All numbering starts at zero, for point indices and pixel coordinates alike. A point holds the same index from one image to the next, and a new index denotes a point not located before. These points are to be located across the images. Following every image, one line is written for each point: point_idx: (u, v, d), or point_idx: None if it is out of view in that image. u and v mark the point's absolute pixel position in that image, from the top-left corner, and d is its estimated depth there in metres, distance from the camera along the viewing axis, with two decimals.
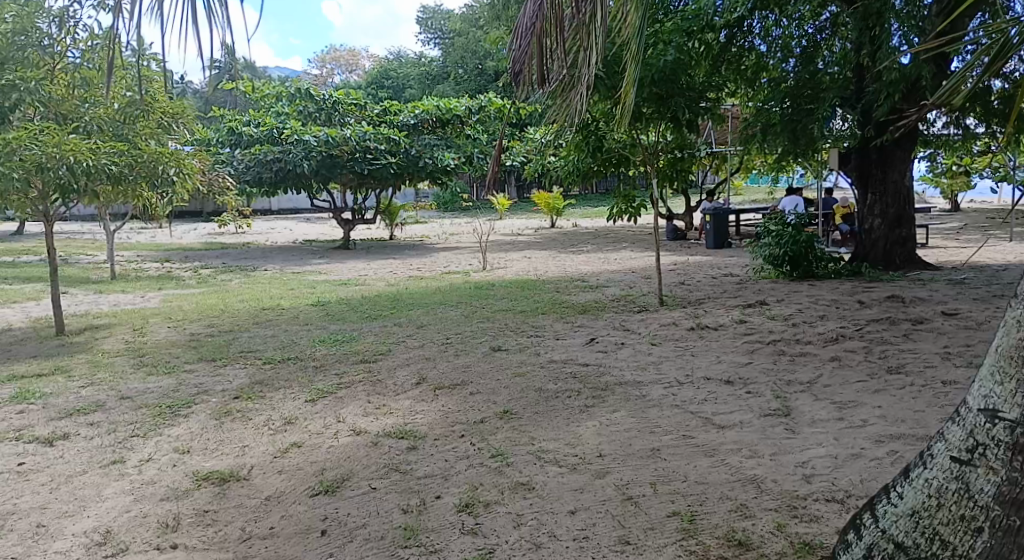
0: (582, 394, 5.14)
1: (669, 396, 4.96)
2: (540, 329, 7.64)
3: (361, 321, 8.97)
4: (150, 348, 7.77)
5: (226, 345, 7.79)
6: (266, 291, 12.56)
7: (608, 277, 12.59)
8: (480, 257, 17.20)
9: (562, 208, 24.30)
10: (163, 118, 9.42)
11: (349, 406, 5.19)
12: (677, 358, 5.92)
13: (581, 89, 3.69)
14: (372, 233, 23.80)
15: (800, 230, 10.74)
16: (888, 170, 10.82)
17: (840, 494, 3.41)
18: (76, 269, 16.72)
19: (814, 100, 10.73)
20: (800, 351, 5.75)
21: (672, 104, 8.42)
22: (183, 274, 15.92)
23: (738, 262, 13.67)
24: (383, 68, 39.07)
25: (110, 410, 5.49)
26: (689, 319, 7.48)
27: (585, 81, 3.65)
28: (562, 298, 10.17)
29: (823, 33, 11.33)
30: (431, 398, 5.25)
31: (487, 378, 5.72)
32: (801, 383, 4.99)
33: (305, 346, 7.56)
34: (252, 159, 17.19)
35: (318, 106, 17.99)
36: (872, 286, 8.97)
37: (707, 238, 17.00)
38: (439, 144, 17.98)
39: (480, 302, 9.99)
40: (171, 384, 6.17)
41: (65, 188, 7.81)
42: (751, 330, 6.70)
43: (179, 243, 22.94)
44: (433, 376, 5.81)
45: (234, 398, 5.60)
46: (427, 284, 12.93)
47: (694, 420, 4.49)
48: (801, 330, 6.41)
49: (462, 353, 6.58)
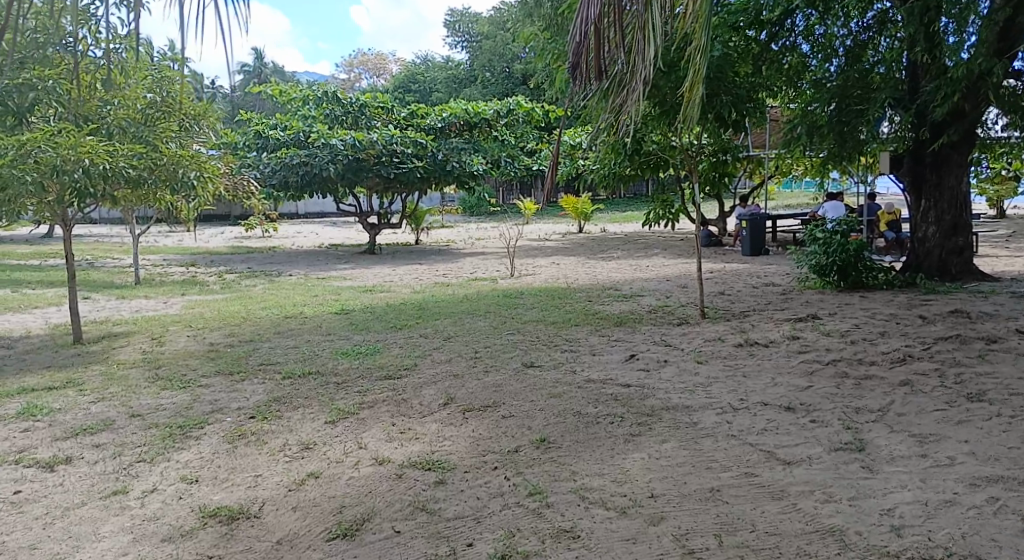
0: (627, 419, 4.70)
1: (723, 425, 4.52)
2: (575, 343, 7.20)
3: (385, 331, 8.59)
4: (167, 359, 7.41)
5: (244, 356, 7.43)
6: (288, 298, 12.24)
7: (642, 285, 12.11)
8: (508, 263, 16.80)
9: (590, 213, 23.85)
10: (188, 120, 9.06)
11: (371, 429, 4.79)
12: (727, 379, 5.47)
13: (638, 84, 3.28)
14: (398, 238, 23.53)
15: (848, 237, 10.21)
16: (943, 174, 10.25)
17: (940, 552, 2.98)
18: (101, 273, 16.51)
19: (863, 100, 10.25)
20: (865, 375, 5.31)
21: (717, 103, 7.89)
22: (208, 279, 15.65)
23: (778, 270, 13.12)
24: (410, 73, 38.83)
25: (118, 430, 5.11)
26: (735, 334, 7.02)
27: (643, 77, 3.25)
28: (595, 308, 9.70)
29: (868, 32, 10.74)
30: (461, 422, 4.83)
31: (520, 398, 5.30)
32: (872, 413, 4.55)
33: (327, 359, 7.19)
34: (279, 163, 16.89)
35: (345, 110, 17.68)
36: (930, 300, 8.45)
37: (743, 245, 16.44)
38: (468, 148, 17.60)
39: (509, 312, 9.57)
40: (185, 401, 5.80)
41: (81, 191, 7.47)
42: (806, 348, 6.26)
43: (206, 247, 22.78)
44: (463, 395, 5.42)
45: (249, 417, 5.20)
46: (454, 291, 12.53)
47: (756, 454, 4.05)
48: (863, 351, 5.95)
49: (492, 370, 6.16)
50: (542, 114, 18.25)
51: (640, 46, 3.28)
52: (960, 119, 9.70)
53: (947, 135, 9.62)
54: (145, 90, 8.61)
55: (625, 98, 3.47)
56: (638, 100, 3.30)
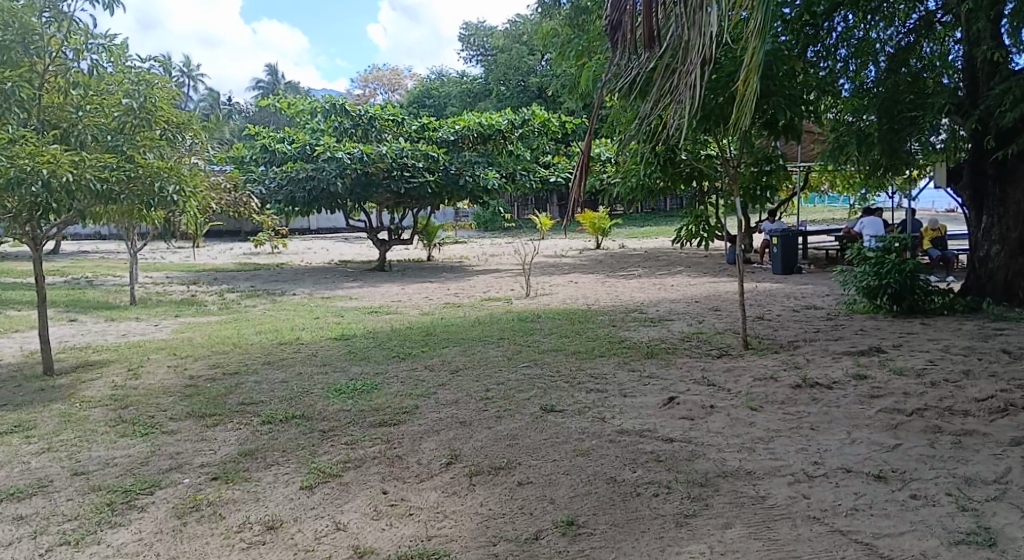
0: (675, 491, 3.76)
1: (800, 502, 3.61)
2: (602, 379, 6.26)
3: (387, 361, 7.67)
4: (137, 397, 6.49)
5: (224, 393, 6.51)
6: (286, 320, 11.34)
7: (670, 308, 11.10)
8: (522, 281, 15.88)
9: (609, 229, 22.89)
10: (168, 128, 7.89)
11: (356, 499, 3.87)
12: (793, 435, 4.54)
13: (698, 61, 3.77)
14: (409, 254, 22.61)
15: (901, 257, 9.23)
16: (1008, 187, 9.23)
17: None
18: (96, 292, 15.68)
19: (918, 106, 9.27)
20: (963, 432, 4.41)
21: (768, 104, 6.96)
22: (207, 298, 14.81)
23: (817, 292, 12.11)
24: (426, 87, 38.10)
25: (54, 494, 4.20)
26: (788, 371, 6.07)
27: (703, 53, 3.75)
28: (619, 335, 8.72)
29: (911, 36, 9.97)
30: (465, 491, 3.89)
31: (540, 455, 4.35)
32: (990, 489, 3.66)
33: (317, 396, 6.29)
34: (285, 177, 16.06)
35: (354, 122, 16.84)
36: (1004, 330, 7.49)
37: (773, 263, 15.39)
38: (481, 161, 16.67)
39: (525, 339, 8.61)
40: (143, 452, 4.89)
41: (44, 207, 6.66)
42: (878, 392, 5.35)
43: (212, 264, 21.95)
44: (472, 450, 4.49)
45: (211, 478, 4.29)
46: (464, 313, 11.58)
47: (853, 551, 3.18)
48: (951, 400, 5.03)
49: (506, 417, 5.21)
50: (559, 125, 17.35)
51: (699, 25, 3.82)
52: None
53: (1013, 144, 8.61)
54: (122, 95, 7.46)
55: (677, 83, 4.01)
56: (697, 76, 3.78)
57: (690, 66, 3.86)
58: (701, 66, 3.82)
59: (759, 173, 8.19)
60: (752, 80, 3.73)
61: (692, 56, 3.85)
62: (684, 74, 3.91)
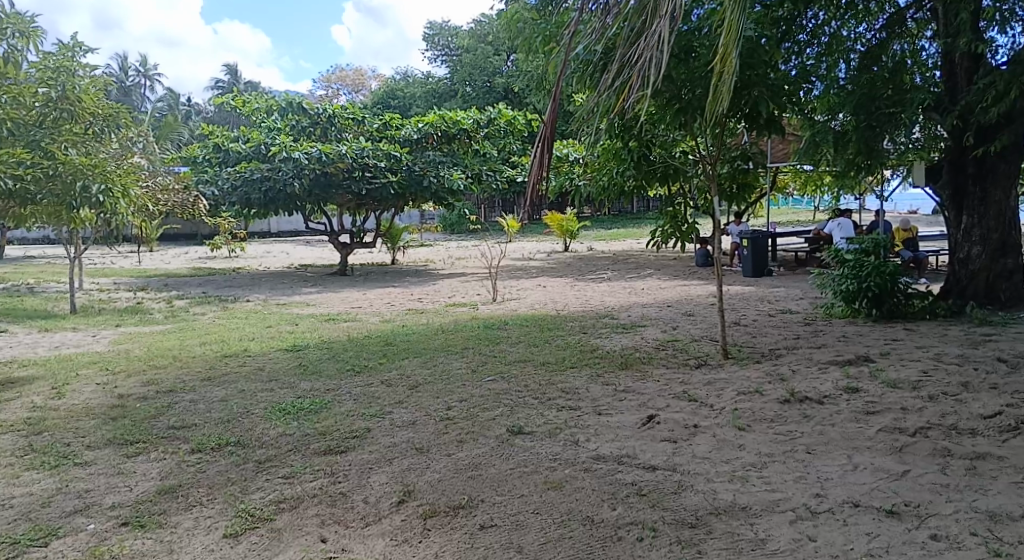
0: (661, 534, 3.25)
1: (804, 547, 3.11)
2: (573, 395, 5.72)
3: (341, 376, 7.07)
4: (54, 421, 5.83)
5: (155, 416, 5.87)
6: (236, 329, 10.64)
7: (641, 313, 10.62)
8: (488, 285, 15.33)
9: (576, 231, 22.41)
10: (95, 119, 7.44)
11: (288, 553, 3.32)
12: (788, 459, 4.05)
13: (665, 19, 3.47)
14: (371, 258, 21.91)
15: (881, 258, 8.84)
16: (989, 187, 8.90)
17: None
18: (36, 300, 14.83)
19: (898, 103, 8.87)
20: (977, 456, 3.94)
21: (747, 97, 6.50)
22: (154, 306, 14.05)
23: (791, 295, 11.71)
24: (390, 88, 37.34)
25: None
26: (774, 384, 5.58)
27: (669, 14, 3.48)
28: (589, 343, 8.21)
29: (877, 33, 9.65)
30: (417, 539, 3.36)
31: (505, 490, 3.80)
32: (1019, 527, 3.19)
33: (259, 418, 5.67)
34: (238, 178, 15.21)
35: (312, 121, 16.15)
36: (994, 335, 7.10)
37: (744, 266, 15.02)
38: (445, 161, 16.06)
39: (490, 349, 8.06)
40: (48, 490, 4.27)
41: None
42: (874, 407, 4.88)
43: (164, 269, 21.08)
44: (427, 484, 3.92)
45: (121, 524, 3.71)
46: (427, 320, 11.00)
47: None
48: (956, 417, 4.57)
49: (468, 441, 4.66)
50: (525, 124, 16.90)
51: None
52: (1013, 122, 8.32)
53: (999, 140, 8.24)
54: (39, 83, 6.64)
55: (639, 48, 3.66)
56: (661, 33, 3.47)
57: (657, 25, 3.51)
58: (667, 25, 3.53)
59: (739, 173, 7.56)
60: (731, 53, 3.41)
61: (662, 16, 3.51)
62: (648, 35, 3.58)
